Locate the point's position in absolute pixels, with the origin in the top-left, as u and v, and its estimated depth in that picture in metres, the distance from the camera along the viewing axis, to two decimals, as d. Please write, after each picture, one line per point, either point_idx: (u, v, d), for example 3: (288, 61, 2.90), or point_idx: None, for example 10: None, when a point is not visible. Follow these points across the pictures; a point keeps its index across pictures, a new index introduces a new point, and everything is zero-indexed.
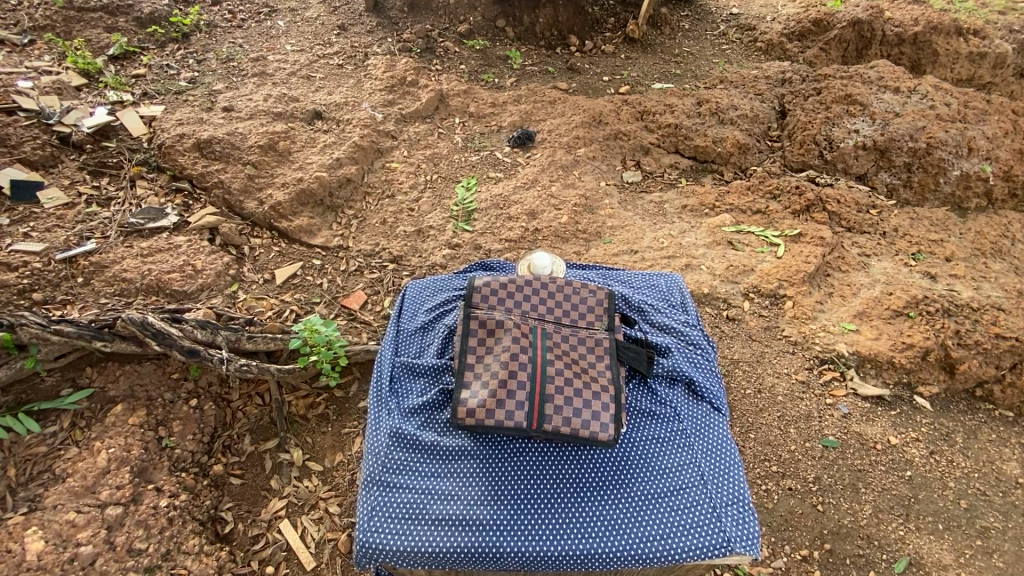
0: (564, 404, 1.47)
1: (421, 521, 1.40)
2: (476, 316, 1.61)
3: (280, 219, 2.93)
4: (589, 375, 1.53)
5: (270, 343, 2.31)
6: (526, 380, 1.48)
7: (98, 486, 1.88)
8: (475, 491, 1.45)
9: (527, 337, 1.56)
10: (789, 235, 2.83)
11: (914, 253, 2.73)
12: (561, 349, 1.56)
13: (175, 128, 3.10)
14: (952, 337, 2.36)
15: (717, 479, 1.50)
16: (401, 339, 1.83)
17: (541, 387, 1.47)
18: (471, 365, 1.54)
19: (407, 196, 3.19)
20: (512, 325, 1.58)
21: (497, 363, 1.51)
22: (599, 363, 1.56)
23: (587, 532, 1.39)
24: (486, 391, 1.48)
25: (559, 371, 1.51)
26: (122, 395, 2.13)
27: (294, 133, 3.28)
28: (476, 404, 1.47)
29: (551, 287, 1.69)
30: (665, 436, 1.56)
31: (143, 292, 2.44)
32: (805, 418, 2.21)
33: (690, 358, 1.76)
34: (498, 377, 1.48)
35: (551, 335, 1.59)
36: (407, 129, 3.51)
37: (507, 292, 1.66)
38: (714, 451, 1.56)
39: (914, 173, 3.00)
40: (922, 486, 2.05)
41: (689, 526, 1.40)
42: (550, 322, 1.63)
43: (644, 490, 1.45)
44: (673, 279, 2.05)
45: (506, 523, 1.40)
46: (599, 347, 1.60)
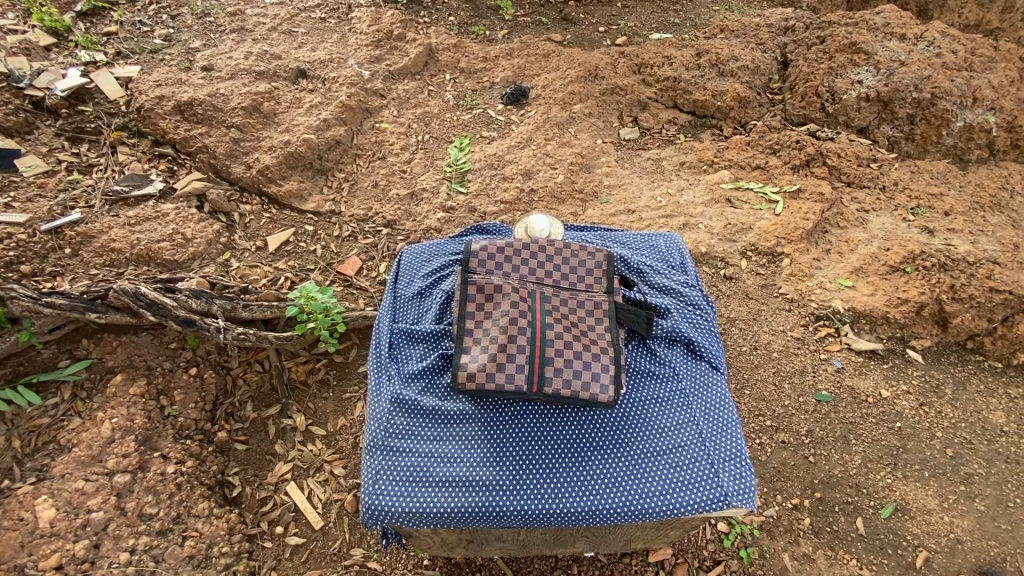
0: (564, 366, 1.47)
1: (425, 484, 1.43)
2: (474, 282, 1.59)
3: (269, 184, 2.86)
4: (590, 336, 1.54)
5: (266, 311, 2.31)
6: (526, 344, 1.49)
7: (105, 454, 1.90)
8: (478, 453, 1.47)
9: (526, 298, 1.57)
10: (789, 191, 2.80)
11: (914, 208, 2.70)
12: (560, 313, 1.56)
13: (153, 90, 2.96)
14: (947, 291, 2.37)
15: (716, 438, 1.53)
16: (399, 305, 1.81)
17: (541, 351, 1.48)
18: (472, 327, 1.54)
19: (399, 157, 3.11)
20: (512, 288, 1.57)
21: (496, 328, 1.51)
22: (598, 323, 1.58)
23: (589, 490, 1.43)
24: (486, 356, 1.48)
25: (560, 332, 1.52)
26: (121, 365, 2.13)
27: (278, 94, 3.15)
28: (476, 369, 1.47)
29: (549, 250, 1.66)
30: (664, 396, 1.57)
31: (134, 262, 2.42)
32: (800, 373, 2.25)
33: (689, 319, 1.75)
34: (498, 342, 1.49)
35: (549, 296, 1.60)
36: (396, 87, 3.38)
37: (505, 256, 1.64)
38: (713, 409, 1.59)
39: (916, 125, 2.93)
40: (911, 436, 2.10)
41: (688, 483, 1.44)
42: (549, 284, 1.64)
43: (643, 449, 1.48)
44: (672, 240, 2.03)
45: (508, 483, 1.43)
46: (599, 307, 1.61)
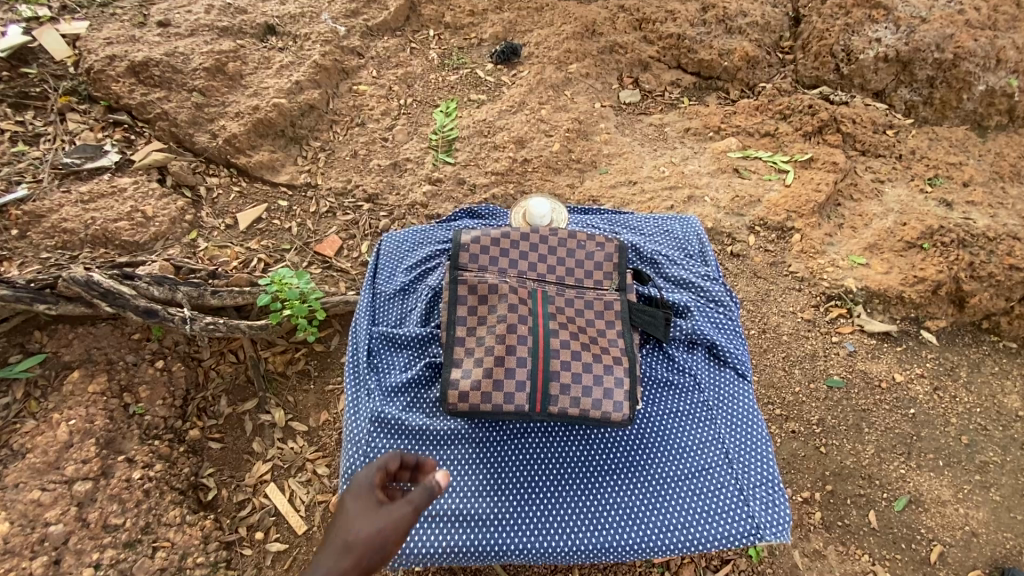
0: (572, 382, 1.32)
1: (429, 521, 1.37)
2: (465, 281, 1.43)
3: (237, 154, 2.61)
4: (598, 345, 1.39)
5: (237, 297, 2.11)
6: (527, 356, 1.33)
7: (62, 461, 1.74)
8: (485, 483, 1.40)
9: (524, 302, 1.40)
10: (800, 160, 2.61)
11: (931, 178, 2.53)
12: (565, 318, 1.40)
13: (104, 49, 2.65)
14: (965, 269, 2.24)
15: (744, 457, 1.47)
16: (379, 304, 1.67)
17: (544, 365, 1.33)
18: (464, 336, 1.37)
19: (379, 124, 2.85)
20: (508, 290, 1.40)
21: (492, 338, 1.35)
22: (608, 328, 1.42)
23: (606, 522, 1.38)
24: (480, 371, 1.33)
25: (565, 342, 1.36)
26: (79, 359, 1.95)
27: (244, 53, 2.85)
28: (469, 387, 1.31)
29: (550, 243, 1.50)
30: (684, 412, 1.52)
31: (90, 244, 2.20)
32: (810, 357, 2.14)
33: (709, 318, 1.68)
34: (494, 355, 1.33)
35: (550, 299, 1.44)
36: (375, 45, 3.08)
37: (501, 251, 1.47)
38: (738, 425, 1.52)
39: (936, 89, 2.72)
40: (925, 423, 2.01)
41: (711, 513, 1.40)
42: (550, 285, 1.48)
43: (663, 475, 1.43)
44: (689, 223, 1.92)
45: (519, 517, 1.37)
46: (607, 310, 1.45)
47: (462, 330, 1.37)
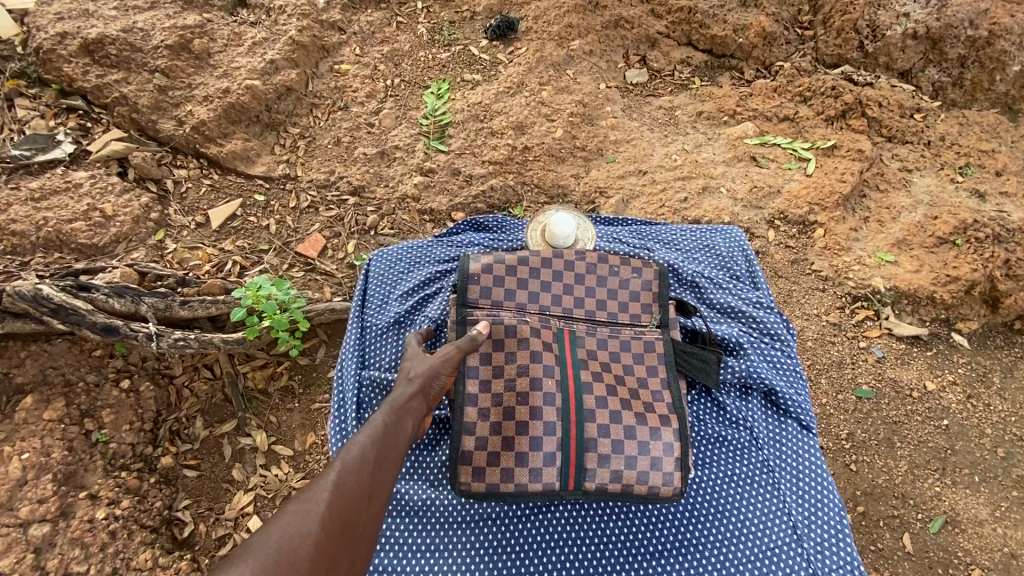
0: (610, 456, 1.38)
1: None
2: (473, 319, 1.52)
3: (207, 143, 2.35)
4: (636, 402, 1.45)
5: (210, 308, 1.90)
6: (557, 426, 1.39)
7: (15, 501, 1.55)
8: (544, 567, 1.44)
9: (554, 357, 1.47)
10: (822, 147, 2.42)
11: (962, 167, 2.36)
12: (601, 380, 1.46)
13: (53, 25, 2.35)
14: (1000, 267, 2.09)
15: (809, 524, 1.49)
16: (371, 341, 1.72)
17: (580, 436, 1.39)
18: (496, 396, 1.43)
19: (364, 107, 2.60)
20: (539, 346, 1.46)
21: (520, 405, 1.42)
22: (644, 384, 1.49)
23: None
24: (496, 448, 1.39)
25: (601, 402, 1.43)
26: (32, 382, 1.73)
27: (212, 28, 2.55)
28: (489, 466, 1.38)
29: (575, 288, 1.59)
30: (745, 479, 1.55)
31: (43, 248, 1.96)
32: (837, 365, 1.99)
33: (765, 357, 1.70)
34: (520, 428, 1.40)
35: (581, 349, 1.50)
36: (358, 18, 2.80)
37: (528, 291, 1.57)
38: (806, 496, 1.52)
39: (967, 69, 2.53)
40: (959, 435, 1.88)
41: None
42: (580, 328, 1.54)
43: (724, 555, 1.46)
44: (732, 237, 1.95)
45: None
46: (643, 361, 1.52)
47: (475, 387, 1.44)
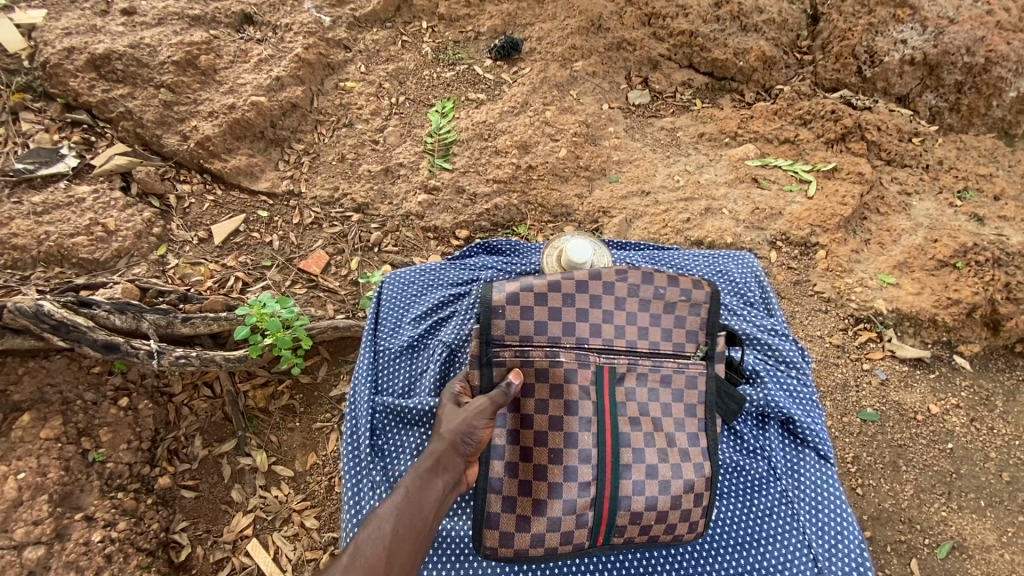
0: (642, 514, 1.35)
1: None
2: (500, 358, 1.38)
3: (211, 159, 2.36)
4: (672, 450, 1.39)
5: (211, 325, 1.88)
6: (592, 486, 1.33)
7: (10, 522, 1.52)
8: None
9: (591, 407, 1.36)
10: (823, 170, 2.45)
11: (960, 191, 2.39)
12: (638, 431, 1.38)
13: (61, 40, 2.35)
14: (1001, 291, 2.10)
15: (829, 556, 1.51)
16: (385, 365, 1.73)
17: (614, 496, 1.33)
18: (524, 450, 1.36)
19: (369, 124, 2.61)
20: (576, 397, 1.36)
21: (554, 464, 1.33)
22: (682, 430, 1.42)
23: None
24: (526, 506, 1.33)
25: (638, 454, 1.36)
26: (29, 400, 1.71)
27: (218, 44, 2.56)
28: (516, 525, 1.33)
29: (618, 325, 1.41)
30: (765, 510, 1.57)
31: (43, 262, 1.95)
32: (841, 387, 1.99)
33: (782, 384, 1.71)
34: (553, 487, 1.32)
35: (619, 390, 1.40)
36: (364, 36, 2.83)
37: (564, 329, 1.40)
38: (828, 526, 1.54)
39: (964, 94, 2.57)
40: (964, 459, 1.88)
41: None
42: (620, 363, 1.41)
43: None
44: (744, 262, 1.98)
45: None
46: (682, 402, 1.43)
47: (502, 438, 1.37)
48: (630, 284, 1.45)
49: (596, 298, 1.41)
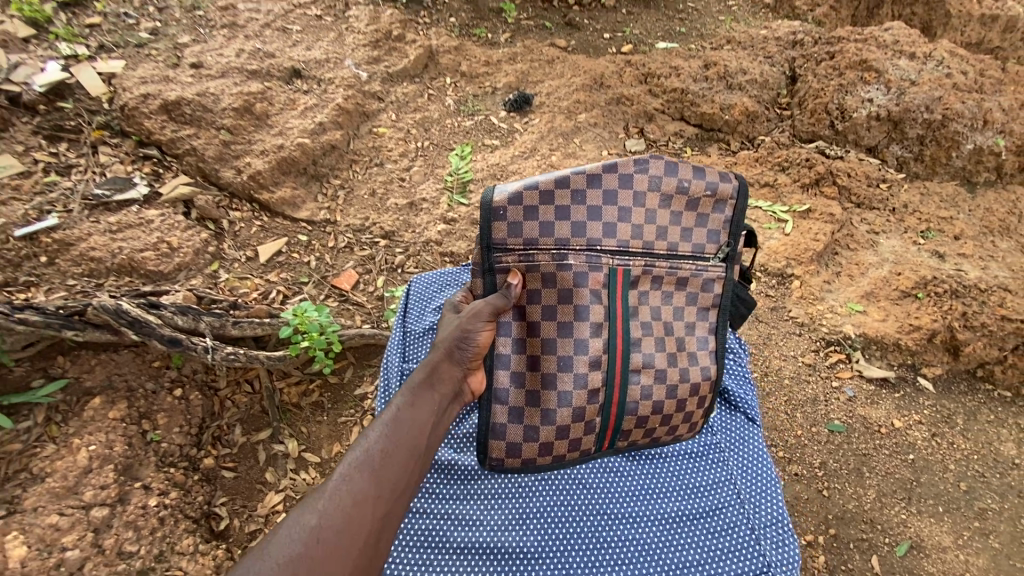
0: (647, 401, 1.57)
1: (450, 552, 1.50)
2: (505, 265, 1.53)
3: (260, 190, 2.71)
4: (681, 354, 1.61)
5: (257, 328, 2.18)
6: (605, 381, 1.53)
7: (81, 486, 1.79)
8: (506, 518, 1.55)
9: (602, 312, 1.52)
10: (798, 211, 2.73)
11: (924, 231, 2.65)
12: (648, 334, 1.58)
13: (139, 87, 2.76)
14: (958, 319, 2.32)
15: (752, 497, 1.61)
16: (410, 341, 1.98)
17: (621, 392, 1.54)
18: (533, 357, 1.53)
19: (397, 164, 2.99)
20: (588, 301, 1.50)
21: (576, 362, 1.50)
22: (690, 335, 1.64)
23: (625, 558, 1.49)
24: (545, 403, 1.52)
25: (648, 358, 1.57)
26: (99, 386, 2.00)
27: (271, 94, 2.98)
28: (529, 429, 1.53)
29: (633, 226, 1.54)
30: (697, 454, 1.69)
31: (115, 273, 2.27)
32: (811, 402, 2.21)
33: None
34: (577, 385, 1.51)
35: (631, 295, 1.57)
36: (395, 90, 3.26)
37: (580, 234, 1.51)
38: (750, 466, 1.67)
39: (926, 146, 2.87)
40: (924, 469, 2.06)
41: (726, 551, 1.52)
42: (635, 267, 1.55)
43: (675, 515, 1.57)
44: None
45: (542, 552, 1.50)
46: (693, 306, 1.64)
47: (509, 346, 1.54)
48: (650, 176, 1.55)
49: (610, 194, 1.52)
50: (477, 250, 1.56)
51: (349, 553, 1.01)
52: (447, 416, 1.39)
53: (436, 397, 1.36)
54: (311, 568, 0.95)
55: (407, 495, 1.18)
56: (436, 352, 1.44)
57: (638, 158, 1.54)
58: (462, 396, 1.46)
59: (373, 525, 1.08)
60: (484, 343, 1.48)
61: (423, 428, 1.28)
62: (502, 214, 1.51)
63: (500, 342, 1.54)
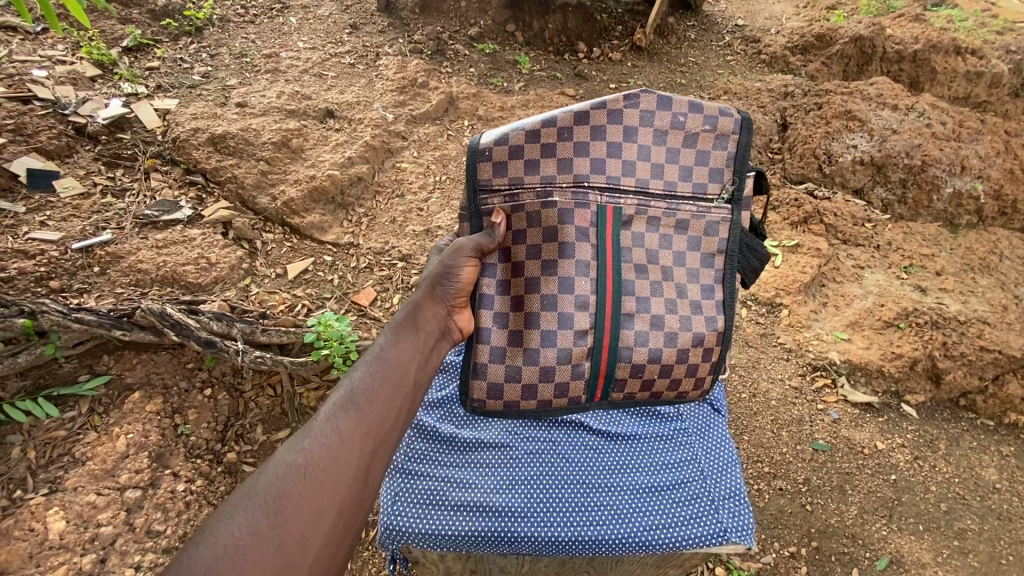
0: (642, 347, 1.60)
1: (439, 507, 1.58)
2: (489, 206, 1.61)
3: (292, 216, 2.96)
4: (682, 301, 1.63)
5: (283, 336, 2.37)
6: (595, 325, 1.57)
7: (118, 469, 1.99)
8: (490, 481, 1.62)
9: (589, 250, 1.57)
10: (787, 246, 2.92)
11: (907, 267, 2.82)
12: (642, 279, 1.61)
13: (190, 122, 3.10)
14: (939, 348, 2.45)
15: (717, 475, 1.67)
16: None
17: (612, 336, 1.58)
18: (517, 297, 1.59)
19: (416, 196, 3.27)
20: (573, 238, 1.55)
21: (566, 302, 1.56)
22: (694, 283, 1.65)
23: (597, 520, 1.57)
24: (531, 343, 1.57)
25: (644, 303, 1.60)
26: (139, 382, 2.21)
27: (307, 131, 3.30)
28: (516, 373, 1.59)
29: (622, 163, 1.58)
30: (669, 435, 1.74)
31: (159, 283, 2.46)
32: (797, 422, 2.33)
33: None
34: (565, 325, 1.56)
35: (624, 235, 1.60)
36: (417, 130, 3.59)
37: (565, 172, 1.57)
38: (714, 448, 1.74)
39: (909, 189, 3.07)
40: (906, 489, 2.18)
41: (691, 517, 1.59)
42: (626, 206, 1.60)
43: (646, 485, 1.63)
44: None
45: (519, 511, 1.57)
46: (697, 251, 1.65)
47: (493, 288, 1.60)
48: (642, 110, 1.59)
49: (599, 129, 1.57)
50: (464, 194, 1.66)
51: (339, 487, 1.06)
52: (436, 353, 1.41)
53: (422, 336, 1.39)
54: (298, 505, 1.01)
55: (398, 428, 1.22)
56: (420, 292, 1.49)
57: (629, 93, 1.59)
58: (451, 333, 1.50)
59: (361, 460, 1.11)
60: (470, 280, 1.53)
61: (409, 364, 1.32)
62: (487, 155, 1.59)
63: (485, 282, 1.60)
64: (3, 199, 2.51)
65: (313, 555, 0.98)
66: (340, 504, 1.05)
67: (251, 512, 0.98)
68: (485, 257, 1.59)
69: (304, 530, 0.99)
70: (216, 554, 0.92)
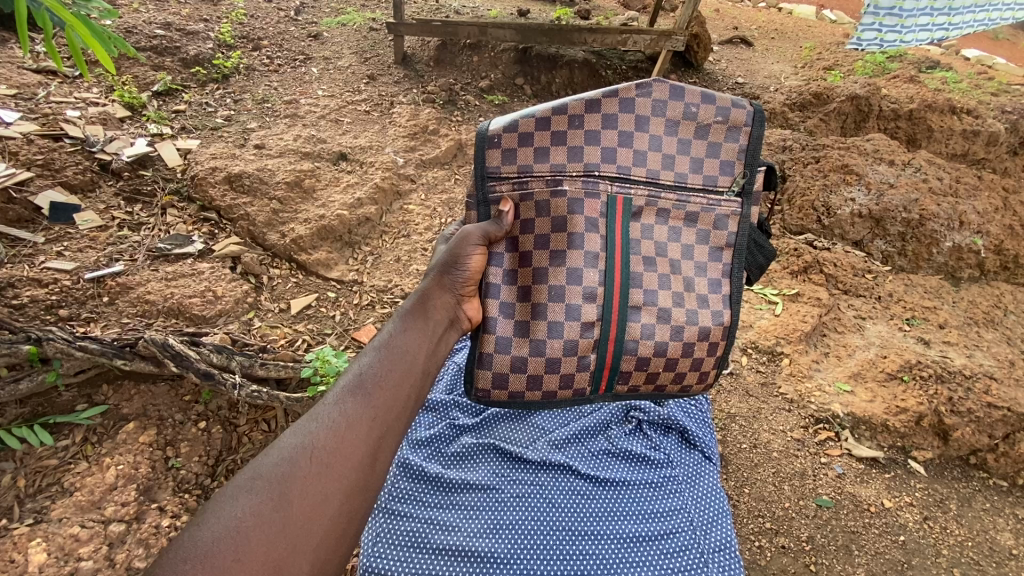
0: (647, 340, 1.64)
1: (423, 549, 1.70)
2: (498, 194, 1.65)
3: (299, 252, 3.02)
4: (689, 295, 1.67)
5: (280, 370, 2.37)
6: (603, 316, 1.62)
7: (104, 501, 1.98)
8: (475, 525, 1.75)
9: (598, 241, 1.61)
10: (788, 294, 2.93)
11: (909, 318, 2.81)
12: (649, 272, 1.65)
13: (209, 162, 3.23)
14: (945, 404, 2.39)
15: (705, 527, 1.78)
16: None
17: (618, 328, 1.62)
18: (524, 287, 1.63)
19: (422, 237, 3.36)
20: (582, 228, 1.59)
21: (576, 291, 1.60)
22: (701, 276, 1.69)
23: (582, 569, 1.67)
24: (538, 332, 1.61)
25: (651, 296, 1.64)
26: (135, 413, 2.22)
27: (319, 173, 3.42)
28: (522, 362, 1.62)
29: (633, 150, 1.61)
30: (657, 483, 1.88)
31: (164, 314, 2.50)
32: (799, 476, 2.26)
33: (683, 407, 2.13)
34: (574, 316, 1.60)
35: (632, 227, 1.64)
36: (426, 174, 3.73)
37: (575, 159, 1.60)
38: (703, 498, 1.86)
39: (908, 242, 3.10)
40: (916, 551, 2.08)
41: (678, 569, 1.68)
42: (636, 197, 1.63)
43: (632, 534, 1.74)
44: None
45: (502, 556, 1.68)
46: (705, 245, 1.69)
47: (501, 277, 1.63)
48: (654, 99, 1.62)
49: (610, 118, 1.61)
50: (472, 182, 1.69)
51: (345, 473, 1.14)
52: (444, 343, 1.52)
53: (429, 324, 1.49)
54: (303, 489, 1.09)
55: (403, 417, 1.30)
56: (429, 281, 1.58)
57: (642, 82, 1.62)
58: (458, 323, 1.59)
59: (368, 446, 1.20)
60: (476, 269, 1.59)
61: (416, 354, 1.42)
62: (497, 142, 1.63)
63: (492, 271, 1.63)
64: (24, 229, 2.61)
65: (317, 537, 1.06)
66: (346, 489, 1.13)
67: (258, 494, 1.05)
68: (493, 245, 1.62)
69: (308, 513, 1.07)
70: (220, 534, 0.98)
